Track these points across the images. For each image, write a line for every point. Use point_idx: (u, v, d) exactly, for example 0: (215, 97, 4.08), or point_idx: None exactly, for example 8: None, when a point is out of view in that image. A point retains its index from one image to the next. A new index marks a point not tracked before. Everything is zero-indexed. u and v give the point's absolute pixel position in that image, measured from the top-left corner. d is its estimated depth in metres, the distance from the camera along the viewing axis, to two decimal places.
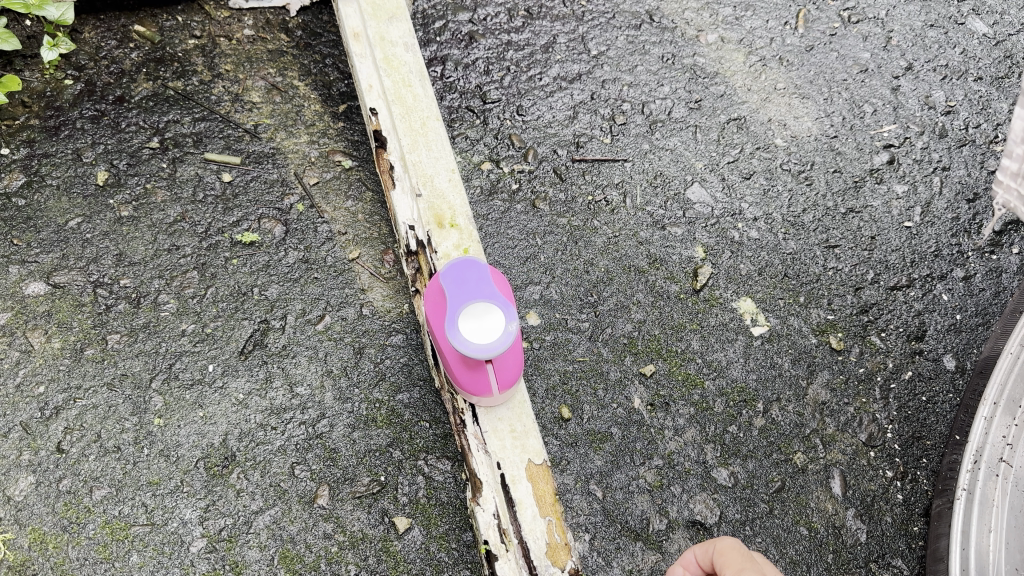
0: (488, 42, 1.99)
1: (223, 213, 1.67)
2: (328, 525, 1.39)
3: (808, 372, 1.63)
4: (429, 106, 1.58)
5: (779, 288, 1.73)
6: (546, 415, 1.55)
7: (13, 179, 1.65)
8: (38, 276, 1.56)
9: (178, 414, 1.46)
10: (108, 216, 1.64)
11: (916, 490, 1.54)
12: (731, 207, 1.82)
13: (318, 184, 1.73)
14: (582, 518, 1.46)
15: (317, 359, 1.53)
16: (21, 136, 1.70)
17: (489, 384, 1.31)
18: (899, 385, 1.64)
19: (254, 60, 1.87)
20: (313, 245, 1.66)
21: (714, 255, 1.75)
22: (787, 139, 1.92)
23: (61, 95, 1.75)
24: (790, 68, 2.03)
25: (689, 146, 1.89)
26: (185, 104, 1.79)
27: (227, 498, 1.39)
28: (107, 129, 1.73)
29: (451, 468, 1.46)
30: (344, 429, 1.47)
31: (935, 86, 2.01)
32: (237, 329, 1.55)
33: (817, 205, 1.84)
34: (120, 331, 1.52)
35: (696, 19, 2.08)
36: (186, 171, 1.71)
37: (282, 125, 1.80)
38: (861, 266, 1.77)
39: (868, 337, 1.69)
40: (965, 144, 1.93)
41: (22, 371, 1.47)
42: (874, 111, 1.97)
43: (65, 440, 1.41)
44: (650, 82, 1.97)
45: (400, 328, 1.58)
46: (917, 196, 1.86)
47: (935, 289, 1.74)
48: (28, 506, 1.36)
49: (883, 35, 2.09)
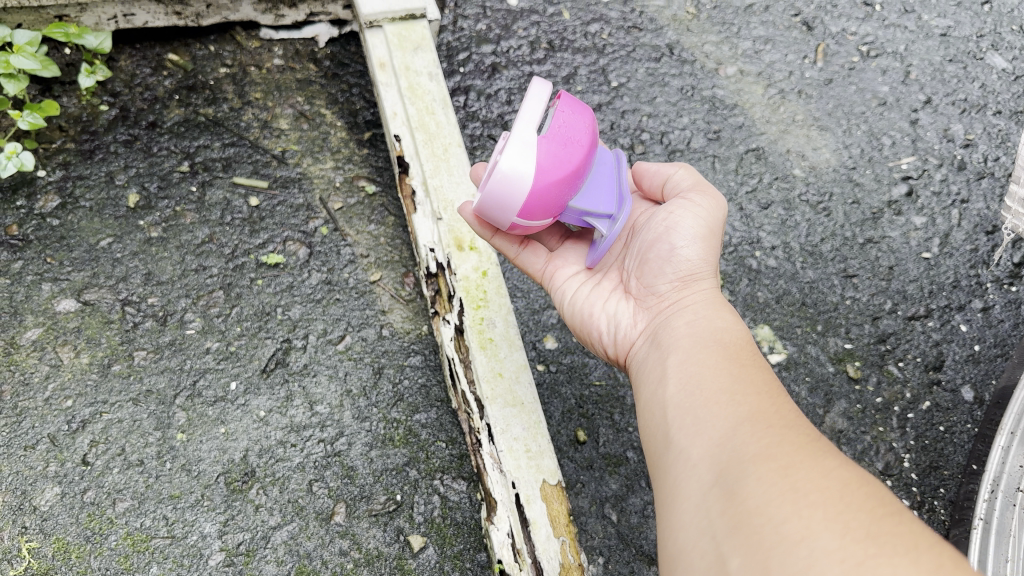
0: (511, 73, 2.03)
1: (250, 235, 1.71)
2: (344, 541, 1.41)
3: (825, 401, 1.64)
4: (451, 133, 1.62)
5: (797, 316, 1.74)
6: (562, 438, 1.55)
7: (48, 200, 1.70)
8: (69, 293, 1.60)
9: (201, 429, 1.49)
10: (139, 236, 1.68)
11: (933, 520, 1.54)
12: (749, 236, 1.83)
13: (342, 209, 1.77)
14: (596, 541, 1.47)
15: (337, 379, 1.56)
16: (57, 158, 1.75)
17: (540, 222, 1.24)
18: (917, 415, 1.64)
19: (283, 89, 1.93)
20: (336, 267, 1.69)
21: (732, 282, 1.77)
22: (805, 170, 1.94)
23: (97, 120, 1.81)
24: (808, 101, 2.05)
25: (707, 176, 1.91)
26: (216, 130, 1.84)
27: (246, 513, 1.42)
28: (139, 154, 1.78)
29: (467, 488, 1.48)
30: (362, 448, 1.50)
31: (954, 119, 2.03)
32: (260, 348, 1.58)
33: (835, 235, 1.85)
34: (146, 348, 1.56)
35: (716, 52, 2.11)
36: (214, 195, 1.75)
37: (308, 151, 1.84)
38: (879, 296, 1.77)
39: (886, 366, 1.69)
40: (984, 177, 1.95)
41: (51, 386, 1.50)
42: (892, 143, 1.99)
43: (90, 453, 1.45)
44: (669, 113, 2.00)
45: (419, 350, 1.61)
46: (935, 228, 1.87)
47: (954, 320, 1.75)
48: (53, 516, 1.39)
49: (902, 69, 2.11)
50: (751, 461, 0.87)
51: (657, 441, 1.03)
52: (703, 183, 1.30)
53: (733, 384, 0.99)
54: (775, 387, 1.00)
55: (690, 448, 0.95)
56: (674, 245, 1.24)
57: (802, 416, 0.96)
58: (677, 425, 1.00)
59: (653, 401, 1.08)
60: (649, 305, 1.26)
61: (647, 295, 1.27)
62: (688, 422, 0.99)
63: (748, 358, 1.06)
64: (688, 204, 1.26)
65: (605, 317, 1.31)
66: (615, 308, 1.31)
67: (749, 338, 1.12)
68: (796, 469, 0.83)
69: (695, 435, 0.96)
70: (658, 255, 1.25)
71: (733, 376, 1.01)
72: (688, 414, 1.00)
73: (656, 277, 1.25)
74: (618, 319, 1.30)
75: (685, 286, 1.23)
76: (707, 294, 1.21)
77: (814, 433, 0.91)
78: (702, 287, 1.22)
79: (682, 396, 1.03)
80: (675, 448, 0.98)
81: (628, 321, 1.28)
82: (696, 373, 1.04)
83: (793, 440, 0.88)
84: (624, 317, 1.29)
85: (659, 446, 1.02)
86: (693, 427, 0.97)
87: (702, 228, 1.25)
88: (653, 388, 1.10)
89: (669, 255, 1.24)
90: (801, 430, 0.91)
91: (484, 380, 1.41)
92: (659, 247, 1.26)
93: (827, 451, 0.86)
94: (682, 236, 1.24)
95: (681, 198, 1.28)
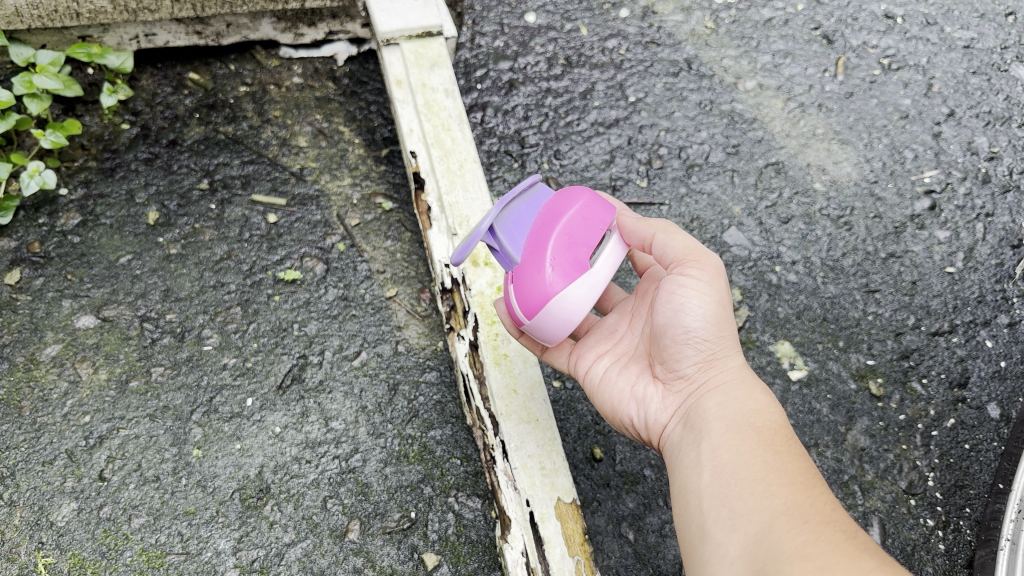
0: (528, 90, 2.03)
1: (267, 252, 1.72)
2: (358, 559, 1.41)
3: (847, 418, 1.61)
4: (467, 149, 1.63)
5: (818, 332, 1.71)
6: (578, 455, 1.53)
7: (70, 218, 1.72)
8: (88, 310, 1.62)
9: (216, 445, 1.49)
10: (158, 253, 1.70)
11: (959, 540, 1.51)
12: (769, 250, 1.81)
13: (359, 225, 1.77)
14: (613, 560, 1.45)
15: (352, 395, 1.56)
16: (79, 177, 1.77)
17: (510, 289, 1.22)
18: (941, 433, 1.61)
19: (302, 107, 1.94)
20: (353, 283, 1.69)
21: (752, 297, 1.74)
22: (826, 184, 1.92)
23: (118, 138, 1.83)
24: (829, 114, 2.03)
25: (726, 191, 1.89)
26: (235, 148, 1.86)
27: (260, 530, 1.42)
28: (159, 171, 1.80)
29: (481, 506, 1.47)
30: (376, 464, 1.49)
31: (978, 131, 2.01)
32: (276, 364, 1.58)
33: (856, 250, 1.82)
34: (163, 364, 1.57)
35: (734, 67, 2.10)
36: (233, 211, 1.76)
37: (326, 168, 1.85)
38: (901, 311, 1.74)
39: (909, 383, 1.66)
40: (1009, 191, 1.93)
41: (69, 402, 1.51)
42: (915, 157, 1.96)
43: (107, 468, 1.45)
44: (687, 127, 1.98)
45: (434, 366, 1.60)
46: (960, 242, 1.84)
47: (979, 335, 1.72)
48: (69, 532, 1.40)
49: (925, 82, 2.08)
50: (787, 559, 0.91)
51: (691, 527, 1.07)
52: (695, 249, 1.23)
53: (768, 475, 1.02)
54: (812, 478, 1.03)
55: (728, 543, 0.99)
56: (688, 326, 1.20)
57: (835, 504, 1.00)
58: (713, 518, 1.03)
59: (687, 488, 1.10)
60: (678, 388, 1.23)
61: (675, 377, 1.24)
62: (724, 514, 1.02)
63: (783, 444, 1.08)
64: (692, 280, 1.20)
65: (634, 402, 1.28)
66: (642, 391, 1.28)
67: (784, 420, 1.13)
68: (833, 567, 0.87)
69: (733, 530, 1.00)
70: (675, 340, 1.21)
71: (767, 465, 1.03)
72: (724, 506, 1.03)
73: (679, 360, 1.22)
74: (648, 404, 1.27)
75: (711, 367, 1.20)
76: (735, 375, 1.19)
77: (850, 528, 0.95)
78: (729, 367, 1.20)
79: (717, 486, 1.06)
80: (713, 541, 1.02)
81: (659, 405, 1.25)
82: (730, 461, 1.06)
83: (830, 536, 0.92)
84: (654, 401, 1.26)
85: (695, 537, 1.05)
86: (730, 521, 1.01)
87: (712, 305, 1.20)
88: (687, 472, 1.12)
89: (686, 337, 1.20)
90: (837, 526, 0.95)
91: (499, 397, 1.40)
92: (675, 330, 1.21)
93: (863, 549, 0.90)
94: (693, 315, 1.20)
95: (678, 276, 1.22)
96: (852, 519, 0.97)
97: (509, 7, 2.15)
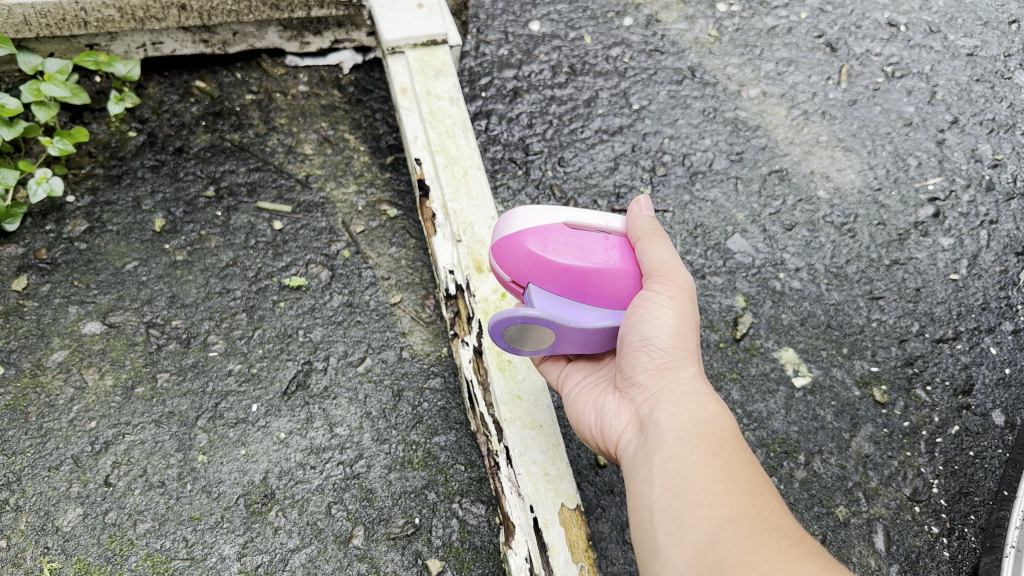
0: (532, 97, 2.03)
1: (273, 258, 1.73)
2: (362, 565, 1.41)
3: (851, 425, 1.61)
4: (471, 156, 1.63)
5: (822, 339, 1.71)
6: (581, 461, 1.53)
7: (77, 225, 1.73)
8: (95, 316, 1.62)
9: (221, 451, 1.50)
10: (163, 260, 1.71)
11: (963, 548, 1.51)
12: (773, 257, 1.81)
13: (364, 232, 1.78)
14: (616, 567, 1.45)
15: (357, 401, 1.56)
16: (86, 184, 1.78)
17: (521, 223, 1.23)
18: (945, 439, 1.61)
19: (308, 115, 1.95)
20: (358, 289, 1.70)
21: (756, 304, 1.74)
22: (830, 191, 1.92)
23: (125, 146, 1.84)
24: (833, 122, 2.04)
25: (730, 198, 1.89)
26: (241, 155, 1.87)
27: (265, 536, 1.42)
28: (166, 179, 1.81)
29: (485, 512, 1.47)
30: (381, 470, 1.49)
31: (981, 139, 2.01)
32: (281, 370, 1.58)
33: (860, 257, 1.83)
34: (169, 370, 1.57)
35: (738, 75, 2.11)
36: (239, 219, 1.77)
37: (331, 176, 1.86)
38: (905, 318, 1.75)
39: (914, 390, 1.66)
40: (1013, 198, 1.93)
41: (75, 407, 1.52)
42: (918, 164, 1.97)
43: (113, 474, 1.46)
44: (691, 135, 1.99)
45: (438, 372, 1.61)
46: (963, 249, 1.84)
47: (983, 342, 1.72)
48: (75, 537, 1.40)
49: (928, 89, 2.09)
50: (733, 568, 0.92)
51: (644, 541, 1.06)
52: (669, 264, 1.24)
53: (715, 485, 1.02)
54: (760, 484, 1.03)
55: (677, 555, 0.99)
56: (646, 334, 1.20)
57: (782, 509, 1.00)
58: (663, 530, 1.03)
59: (640, 501, 1.10)
60: (632, 397, 1.24)
61: (630, 386, 1.24)
62: (674, 526, 1.02)
63: (732, 451, 1.07)
64: (656, 293, 1.22)
65: (593, 412, 1.30)
66: (603, 401, 1.30)
67: (735, 427, 1.12)
68: None
69: (681, 541, 1.00)
70: (630, 346, 1.22)
71: (715, 475, 1.03)
72: (673, 518, 1.03)
73: (633, 368, 1.23)
74: (605, 413, 1.28)
75: (663, 376, 1.20)
76: (687, 385, 1.18)
77: (796, 536, 0.95)
78: (681, 377, 1.19)
79: (667, 498, 1.05)
80: (662, 554, 1.02)
81: (614, 413, 1.27)
82: (679, 472, 1.06)
83: (774, 545, 0.93)
84: (610, 409, 1.28)
85: (648, 549, 1.05)
86: (680, 533, 1.00)
87: (671, 318, 1.20)
88: (640, 484, 1.12)
89: (642, 344, 1.21)
90: (782, 533, 0.95)
91: (503, 403, 1.41)
92: (631, 337, 1.22)
93: (808, 556, 0.91)
94: (653, 326, 1.20)
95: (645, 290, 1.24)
96: (798, 525, 0.98)
97: (514, 16, 2.16)
